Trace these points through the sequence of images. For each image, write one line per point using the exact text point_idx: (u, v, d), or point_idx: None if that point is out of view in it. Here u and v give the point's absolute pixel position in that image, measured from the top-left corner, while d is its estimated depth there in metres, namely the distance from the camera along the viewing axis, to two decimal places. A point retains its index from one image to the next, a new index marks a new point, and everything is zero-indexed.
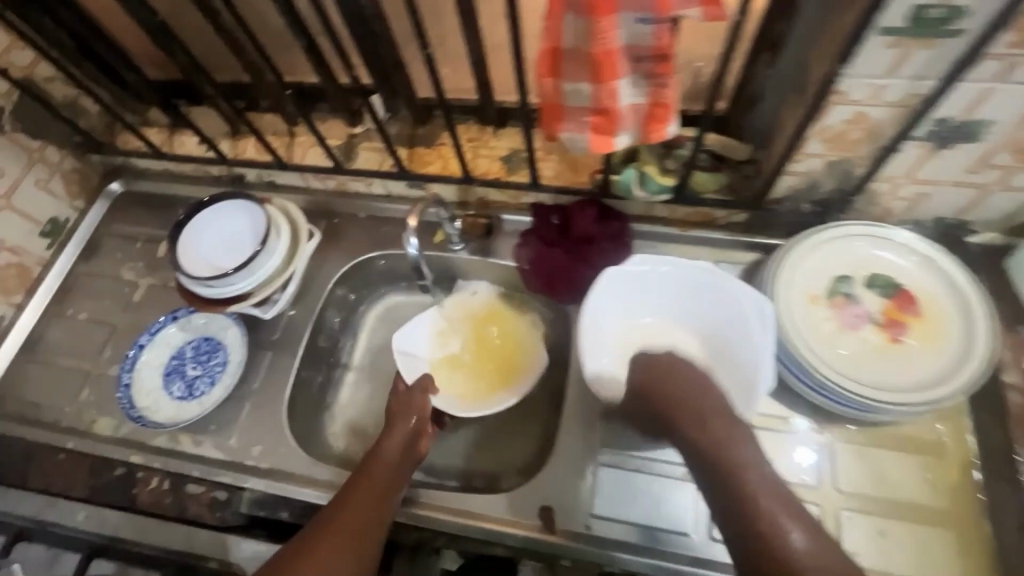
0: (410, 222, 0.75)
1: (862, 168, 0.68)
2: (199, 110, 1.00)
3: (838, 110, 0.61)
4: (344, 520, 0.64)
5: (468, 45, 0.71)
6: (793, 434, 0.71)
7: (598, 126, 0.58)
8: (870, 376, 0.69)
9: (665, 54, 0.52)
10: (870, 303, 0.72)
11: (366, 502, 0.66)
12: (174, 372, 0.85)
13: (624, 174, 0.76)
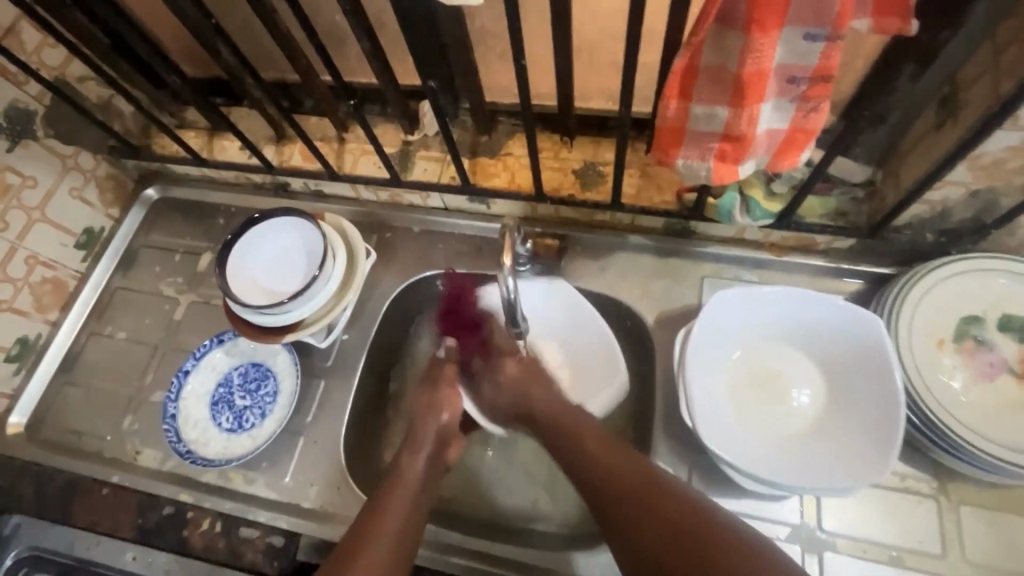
0: (505, 260, 0.59)
1: (1009, 198, 0.59)
2: (240, 111, 0.93)
3: (1002, 136, 0.52)
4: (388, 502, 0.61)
5: (558, 51, 0.63)
6: (909, 492, 0.64)
7: (724, 154, 0.49)
8: (1008, 434, 0.60)
9: (825, 75, 0.43)
10: (1005, 349, 0.64)
11: (403, 506, 0.62)
12: (222, 402, 0.79)
13: (725, 198, 0.68)
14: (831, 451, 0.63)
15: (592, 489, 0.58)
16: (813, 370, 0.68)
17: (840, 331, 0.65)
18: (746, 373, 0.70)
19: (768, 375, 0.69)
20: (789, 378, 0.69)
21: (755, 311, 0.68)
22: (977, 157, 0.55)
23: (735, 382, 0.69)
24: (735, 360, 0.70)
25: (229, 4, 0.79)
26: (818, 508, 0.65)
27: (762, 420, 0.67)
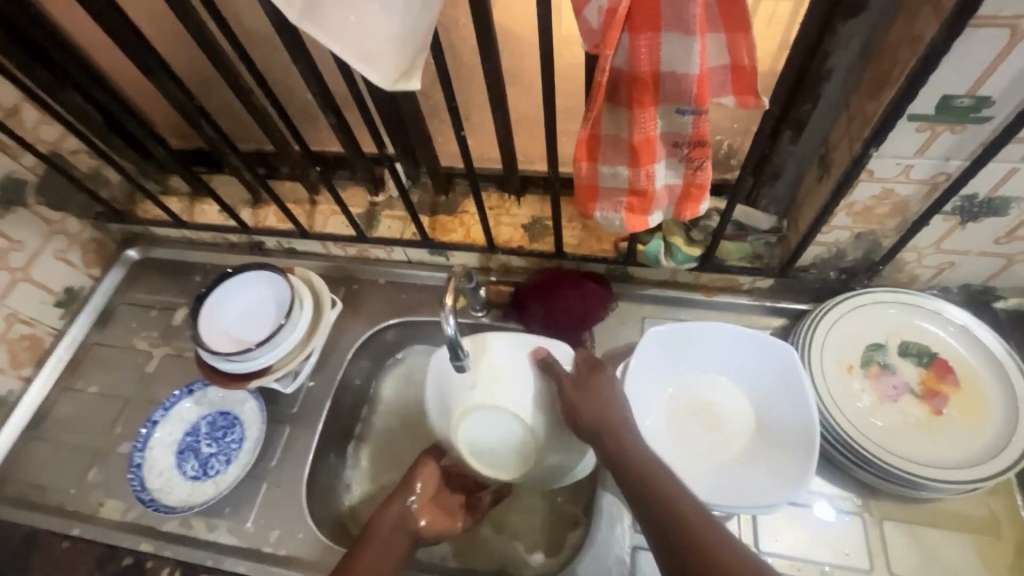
0: (447, 300, 0.64)
1: (887, 239, 0.69)
2: (220, 178, 1.02)
3: (865, 186, 0.62)
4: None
5: (497, 121, 0.73)
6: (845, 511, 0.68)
7: (633, 206, 0.58)
8: (911, 450, 0.67)
9: (701, 141, 0.52)
10: (908, 373, 0.71)
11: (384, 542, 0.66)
12: (188, 450, 0.82)
13: (651, 245, 0.75)
14: (765, 471, 0.68)
15: (627, 477, 0.60)
16: (746, 399, 0.74)
17: (763, 362, 0.72)
18: (686, 406, 0.75)
19: (703, 407, 0.75)
20: (724, 408, 0.74)
21: (687, 347, 0.75)
22: (851, 205, 0.65)
23: (675, 414, 0.74)
24: (672, 394, 0.76)
25: (213, 86, 0.90)
26: (755, 532, 0.68)
27: (704, 446, 0.72)
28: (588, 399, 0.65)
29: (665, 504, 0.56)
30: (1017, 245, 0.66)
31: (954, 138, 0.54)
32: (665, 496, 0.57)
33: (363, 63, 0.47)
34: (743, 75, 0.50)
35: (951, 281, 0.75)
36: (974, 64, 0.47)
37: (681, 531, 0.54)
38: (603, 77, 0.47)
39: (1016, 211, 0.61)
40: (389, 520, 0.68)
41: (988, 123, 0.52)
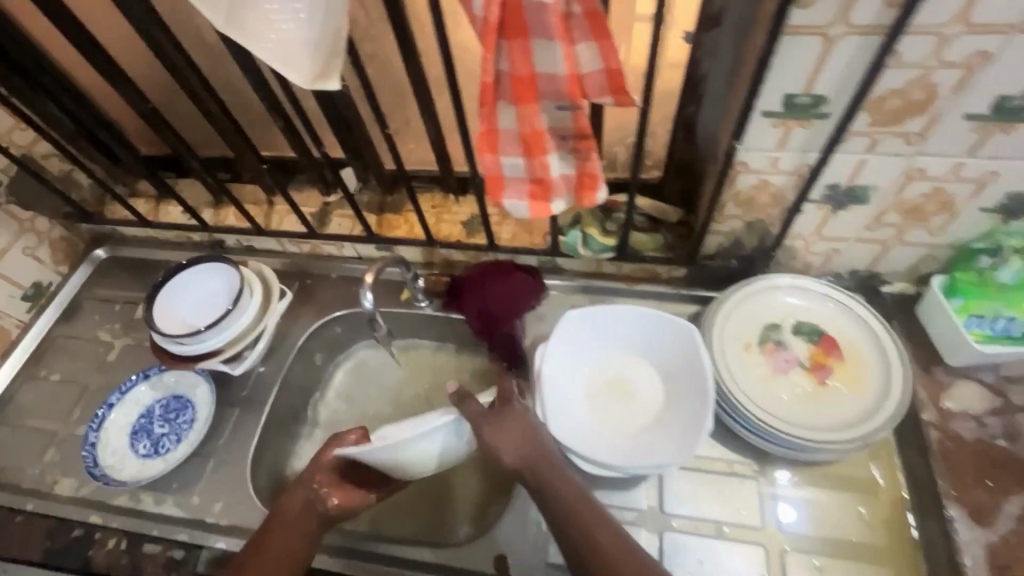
0: (366, 277, 0.74)
1: (775, 227, 0.76)
2: (185, 182, 1.09)
3: (743, 177, 0.69)
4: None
5: (427, 123, 0.81)
6: (780, 496, 0.73)
7: (535, 194, 0.66)
8: (799, 417, 0.73)
9: (584, 133, 0.61)
10: (799, 350, 0.78)
11: (284, 536, 0.68)
12: (141, 431, 0.87)
13: (569, 236, 0.85)
14: (669, 436, 0.74)
15: (543, 496, 0.65)
16: (656, 375, 0.81)
17: (669, 340, 0.79)
18: (603, 382, 0.82)
19: (618, 384, 0.81)
20: (636, 383, 0.81)
21: (603, 329, 0.82)
22: (736, 195, 0.72)
23: (591, 391, 0.81)
24: (590, 373, 0.82)
25: (176, 95, 0.97)
26: (660, 495, 0.74)
27: (616, 418, 0.78)
28: (500, 432, 0.66)
29: (578, 516, 0.63)
30: (888, 231, 0.73)
31: (805, 132, 0.62)
32: (576, 512, 0.63)
33: (283, 67, 0.55)
34: (616, 76, 0.57)
35: (842, 268, 0.82)
36: (802, 66, 0.55)
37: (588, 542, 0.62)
38: (488, 77, 0.55)
39: (877, 199, 0.69)
40: (289, 513, 0.70)
41: (829, 118, 0.60)
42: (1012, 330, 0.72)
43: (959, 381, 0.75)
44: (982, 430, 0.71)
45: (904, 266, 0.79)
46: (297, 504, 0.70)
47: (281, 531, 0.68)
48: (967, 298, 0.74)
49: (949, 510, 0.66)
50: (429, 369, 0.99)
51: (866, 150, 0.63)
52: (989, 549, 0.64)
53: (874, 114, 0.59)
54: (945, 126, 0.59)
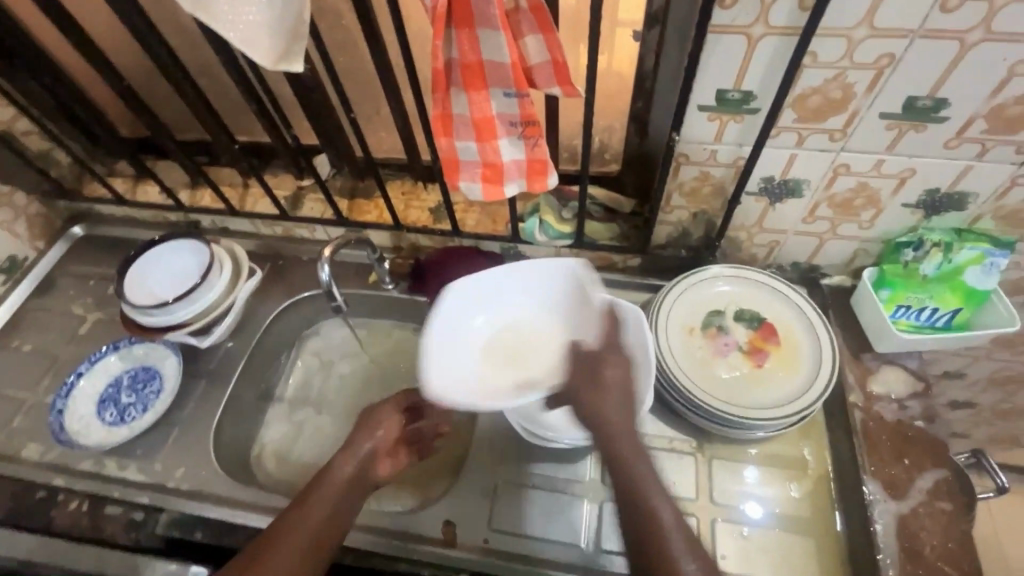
0: (324, 250, 0.78)
1: (719, 218, 0.81)
2: (163, 164, 1.12)
3: (686, 169, 0.74)
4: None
5: (395, 110, 0.85)
6: (744, 487, 0.75)
7: (488, 177, 0.70)
8: (735, 397, 0.77)
9: (531, 120, 0.65)
10: (739, 334, 0.82)
11: (326, 498, 0.66)
12: (108, 400, 0.89)
13: (528, 223, 0.91)
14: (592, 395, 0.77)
15: (619, 464, 0.63)
16: (549, 324, 0.82)
17: (563, 288, 0.80)
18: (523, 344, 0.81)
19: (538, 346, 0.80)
20: (524, 336, 0.82)
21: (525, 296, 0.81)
22: (680, 186, 0.77)
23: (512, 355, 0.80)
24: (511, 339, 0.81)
25: (156, 78, 1.00)
26: (602, 468, 0.79)
27: (529, 369, 0.80)
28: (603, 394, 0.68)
29: (639, 485, 0.61)
30: (823, 225, 0.78)
31: (738, 126, 0.67)
32: (637, 476, 0.62)
33: (249, 48, 0.58)
34: (562, 68, 0.61)
35: (784, 260, 0.87)
36: (730, 63, 0.60)
37: (642, 515, 0.59)
38: (438, 63, 0.59)
39: (810, 193, 0.74)
40: (339, 477, 0.68)
41: (759, 113, 0.65)
42: (934, 319, 0.78)
43: (885, 367, 0.80)
44: (902, 412, 0.76)
45: (840, 260, 0.84)
46: (350, 466, 0.69)
47: (328, 492, 0.66)
48: (894, 289, 0.79)
49: (865, 484, 0.71)
50: (396, 350, 1.03)
51: (795, 145, 0.68)
52: (898, 518, 0.69)
53: (798, 111, 0.64)
54: (864, 125, 0.64)
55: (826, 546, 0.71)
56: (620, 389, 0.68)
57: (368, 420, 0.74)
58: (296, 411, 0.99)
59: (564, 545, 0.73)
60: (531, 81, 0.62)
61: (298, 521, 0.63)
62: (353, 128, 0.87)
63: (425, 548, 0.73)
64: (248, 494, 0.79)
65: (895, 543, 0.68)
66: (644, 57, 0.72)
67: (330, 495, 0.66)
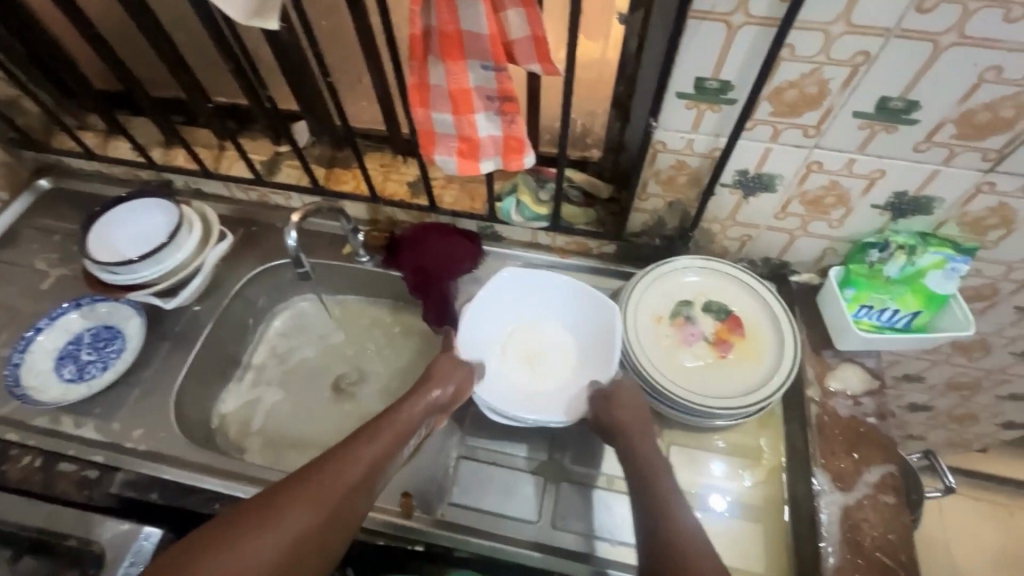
0: (292, 216, 0.77)
1: (693, 209, 0.82)
2: (137, 121, 1.09)
3: (663, 156, 0.74)
4: (296, 509, 0.59)
5: (375, 78, 0.83)
6: (701, 473, 0.77)
7: (463, 152, 0.69)
8: (697, 386, 0.78)
9: (509, 96, 0.64)
10: (705, 325, 0.83)
11: (389, 441, 0.69)
12: (68, 356, 0.88)
13: (505, 202, 0.90)
14: (570, 397, 0.80)
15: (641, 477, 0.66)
16: (568, 341, 0.86)
17: (592, 309, 0.83)
18: (523, 345, 0.86)
19: (534, 351, 0.85)
20: (543, 342, 0.86)
21: (529, 296, 0.87)
22: (657, 173, 0.77)
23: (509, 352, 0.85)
24: (511, 337, 0.87)
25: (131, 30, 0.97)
26: (564, 449, 0.80)
27: (538, 368, 0.84)
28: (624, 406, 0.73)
29: (657, 494, 0.64)
30: (795, 221, 0.79)
31: (715, 116, 0.67)
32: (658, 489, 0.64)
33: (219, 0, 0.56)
34: (541, 44, 0.60)
35: (755, 255, 0.88)
36: (709, 50, 0.60)
37: (660, 518, 0.61)
38: (416, 30, 0.59)
39: (783, 188, 0.74)
40: (402, 420, 0.71)
41: (736, 103, 0.65)
42: (894, 320, 0.80)
43: (844, 364, 0.82)
44: (856, 408, 0.78)
45: (809, 257, 0.85)
46: (417, 412, 0.72)
47: (393, 433, 0.69)
48: (858, 289, 0.81)
49: (815, 475, 0.73)
50: (367, 324, 1.03)
51: (770, 139, 0.68)
52: (845, 510, 0.71)
53: (774, 104, 0.64)
54: (837, 121, 0.64)
55: (773, 532, 0.73)
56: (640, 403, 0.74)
57: (439, 373, 0.77)
58: (263, 378, 0.99)
59: (517, 521, 0.74)
60: (511, 56, 0.61)
61: (361, 450, 0.66)
62: (331, 94, 0.86)
63: (380, 517, 0.74)
64: (206, 457, 0.79)
65: (839, 533, 0.69)
66: (628, 40, 0.71)
67: (393, 435, 0.69)
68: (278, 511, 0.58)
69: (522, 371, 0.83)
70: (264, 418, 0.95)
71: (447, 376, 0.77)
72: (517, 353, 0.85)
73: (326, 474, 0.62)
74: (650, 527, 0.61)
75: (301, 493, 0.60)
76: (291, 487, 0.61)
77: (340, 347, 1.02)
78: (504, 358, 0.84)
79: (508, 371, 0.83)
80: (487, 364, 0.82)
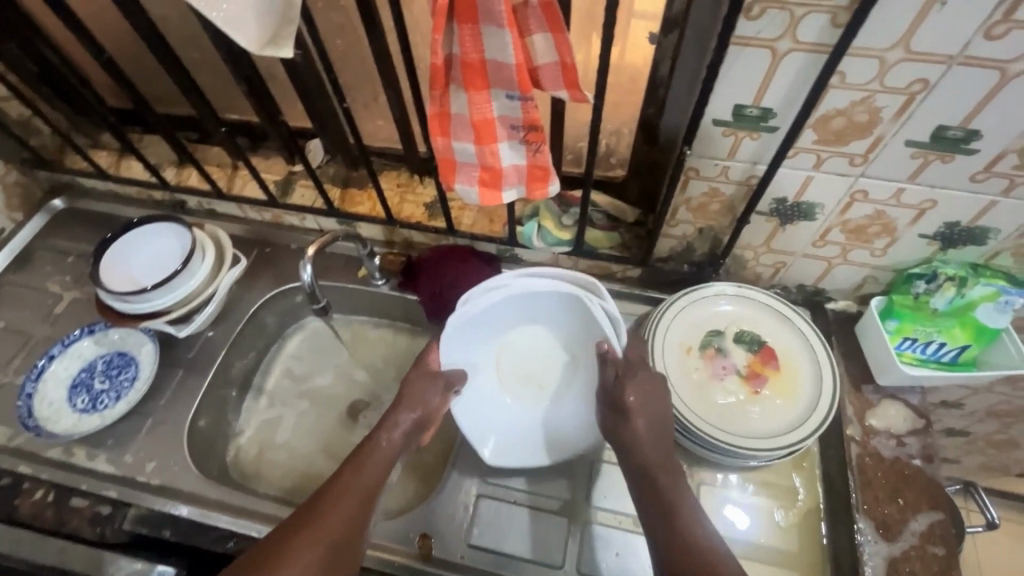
0: (308, 249, 0.75)
1: (725, 236, 0.78)
2: (150, 139, 1.07)
3: (695, 183, 0.70)
4: (296, 554, 0.57)
5: (391, 100, 0.80)
6: (733, 502, 0.74)
7: (485, 181, 0.65)
8: (729, 425, 0.74)
9: (535, 125, 0.60)
10: (737, 357, 0.79)
11: (377, 469, 0.66)
12: (81, 385, 0.86)
13: (526, 227, 0.87)
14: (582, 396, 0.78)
15: (647, 474, 0.63)
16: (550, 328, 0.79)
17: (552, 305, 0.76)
18: (512, 364, 0.81)
19: (526, 365, 0.81)
20: (534, 349, 0.81)
21: (494, 315, 0.76)
22: (688, 200, 0.73)
23: (506, 379, 0.81)
24: (498, 363, 0.81)
25: (140, 50, 0.95)
26: (588, 487, 0.76)
27: (540, 385, 0.81)
28: (641, 394, 0.67)
29: (668, 500, 0.61)
30: (834, 250, 0.75)
31: (754, 143, 0.63)
32: (661, 488, 0.62)
33: (231, 30, 0.53)
34: (570, 71, 0.56)
35: (790, 282, 0.83)
36: (752, 77, 0.56)
37: (670, 526, 0.59)
38: (437, 58, 0.55)
39: (823, 217, 0.70)
40: (388, 443, 0.69)
41: (778, 131, 0.61)
42: (940, 354, 0.75)
43: (885, 400, 0.78)
44: (900, 449, 0.74)
45: (848, 285, 0.81)
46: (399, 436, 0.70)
47: (382, 459, 0.67)
48: (901, 321, 0.76)
49: (857, 523, 0.69)
50: (382, 347, 1.00)
51: (812, 167, 0.64)
52: (890, 561, 0.67)
53: (820, 132, 0.60)
54: (887, 150, 0.60)
55: None
56: (651, 391, 0.68)
57: (412, 393, 0.72)
58: (277, 404, 0.96)
59: (542, 566, 0.71)
60: (537, 83, 0.58)
61: (350, 480, 0.64)
62: (346, 117, 0.82)
63: (398, 560, 0.71)
64: (220, 493, 0.77)
65: None
66: (660, 63, 0.67)
67: (380, 459, 0.67)
68: (277, 568, 0.56)
69: (530, 394, 0.81)
70: (276, 447, 0.92)
71: (426, 396, 0.72)
72: (513, 372, 0.81)
73: (318, 514, 0.61)
74: (659, 530, 0.59)
75: (296, 547, 0.57)
76: (288, 534, 0.59)
77: (355, 373, 1.00)
78: (509, 390, 0.81)
79: (520, 405, 0.80)
80: (499, 413, 0.79)
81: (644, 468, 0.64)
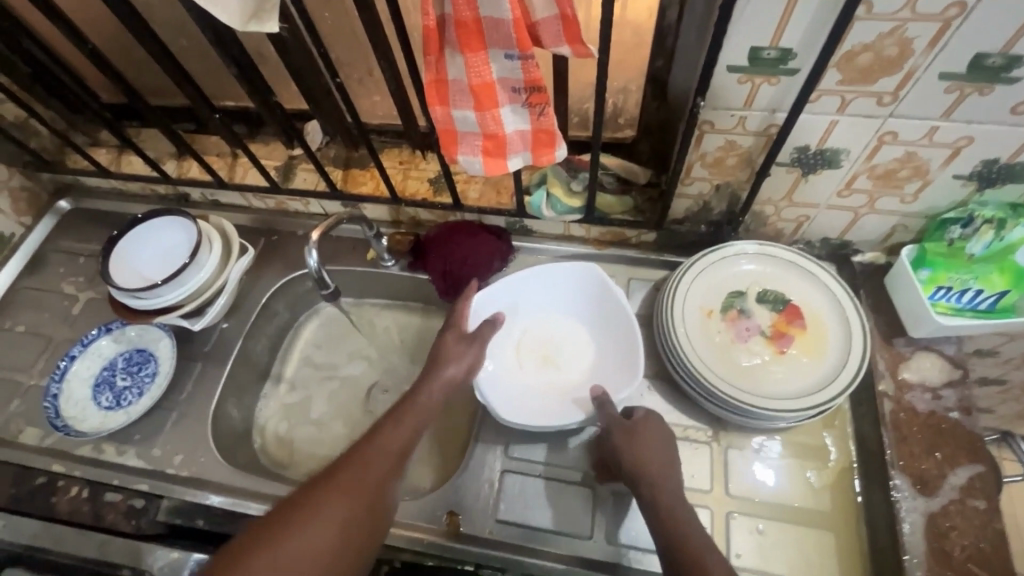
0: (312, 234, 0.73)
1: (743, 191, 0.74)
2: (148, 133, 1.06)
3: (709, 137, 0.66)
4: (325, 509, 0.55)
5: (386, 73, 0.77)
6: (763, 464, 0.72)
7: (489, 150, 0.62)
8: (755, 387, 0.72)
9: (538, 85, 0.57)
10: (762, 317, 0.76)
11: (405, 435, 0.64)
12: (104, 383, 0.87)
13: (535, 196, 0.85)
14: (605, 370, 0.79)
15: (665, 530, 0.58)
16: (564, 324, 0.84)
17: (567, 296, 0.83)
18: (531, 357, 0.82)
19: (545, 358, 0.82)
20: (551, 344, 0.83)
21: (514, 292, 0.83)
22: (703, 155, 0.69)
23: (527, 368, 0.80)
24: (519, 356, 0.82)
25: (127, 40, 0.93)
26: None
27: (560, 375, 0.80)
28: (643, 446, 0.64)
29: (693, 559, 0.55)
30: (861, 198, 0.71)
31: (773, 89, 0.59)
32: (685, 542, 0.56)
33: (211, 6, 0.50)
34: (572, 25, 0.52)
35: (813, 236, 0.80)
36: (769, 15, 0.52)
37: None
38: (430, 20, 0.53)
39: (849, 163, 0.66)
40: (418, 408, 0.67)
41: (799, 74, 0.57)
42: (976, 302, 0.71)
43: (919, 352, 0.75)
44: (936, 402, 0.71)
45: (876, 235, 0.77)
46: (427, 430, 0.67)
47: (411, 428, 0.65)
48: (934, 269, 0.73)
49: (893, 480, 0.67)
50: (397, 329, 1.00)
51: (837, 111, 0.60)
52: (929, 517, 0.65)
53: (845, 71, 0.55)
54: (919, 86, 0.55)
55: (844, 542, 0.67)
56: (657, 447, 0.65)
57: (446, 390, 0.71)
58: (297, 392, 0.97)
59: (570, 538, 0.71)
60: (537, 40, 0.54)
61: (381, 442, 0.62)
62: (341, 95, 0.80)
63: (427, 539, 0.72)
64: (248, 482, 0.78)
65: (924, 543, 0.64)
66: (666, 9, 0.63)
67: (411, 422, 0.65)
68: (304, 519, 0.54)
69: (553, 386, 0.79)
70: (298, 434, 0.92)
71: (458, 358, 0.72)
72: (533, 365, 0.81)
73: (350, 473, 0.59)
74: None
75: (323, 498, 0.56)
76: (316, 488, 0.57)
77: (371, 356, 0.99)
78: (530, 381, 0.79)
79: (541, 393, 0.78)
80: (521, 393, 0.78)
81: (664, 527, 0.59)
